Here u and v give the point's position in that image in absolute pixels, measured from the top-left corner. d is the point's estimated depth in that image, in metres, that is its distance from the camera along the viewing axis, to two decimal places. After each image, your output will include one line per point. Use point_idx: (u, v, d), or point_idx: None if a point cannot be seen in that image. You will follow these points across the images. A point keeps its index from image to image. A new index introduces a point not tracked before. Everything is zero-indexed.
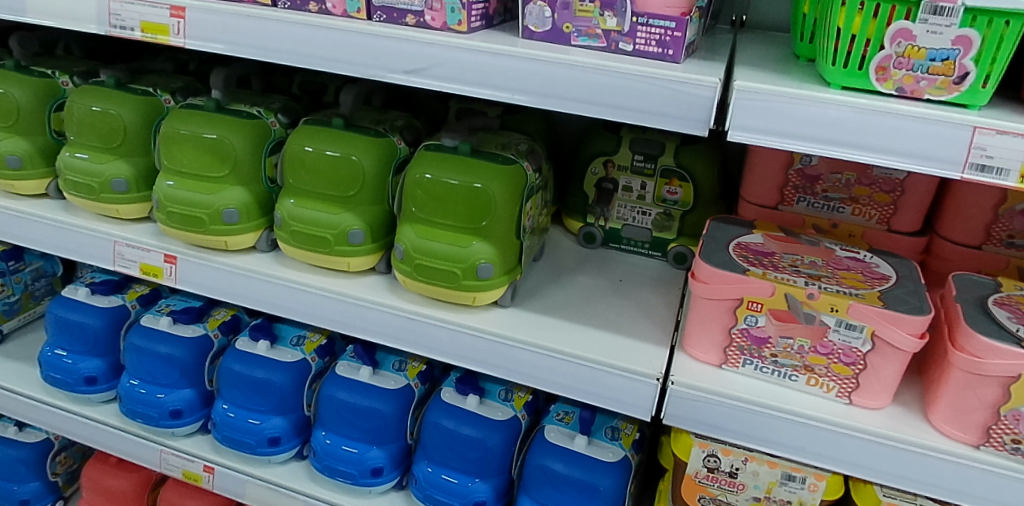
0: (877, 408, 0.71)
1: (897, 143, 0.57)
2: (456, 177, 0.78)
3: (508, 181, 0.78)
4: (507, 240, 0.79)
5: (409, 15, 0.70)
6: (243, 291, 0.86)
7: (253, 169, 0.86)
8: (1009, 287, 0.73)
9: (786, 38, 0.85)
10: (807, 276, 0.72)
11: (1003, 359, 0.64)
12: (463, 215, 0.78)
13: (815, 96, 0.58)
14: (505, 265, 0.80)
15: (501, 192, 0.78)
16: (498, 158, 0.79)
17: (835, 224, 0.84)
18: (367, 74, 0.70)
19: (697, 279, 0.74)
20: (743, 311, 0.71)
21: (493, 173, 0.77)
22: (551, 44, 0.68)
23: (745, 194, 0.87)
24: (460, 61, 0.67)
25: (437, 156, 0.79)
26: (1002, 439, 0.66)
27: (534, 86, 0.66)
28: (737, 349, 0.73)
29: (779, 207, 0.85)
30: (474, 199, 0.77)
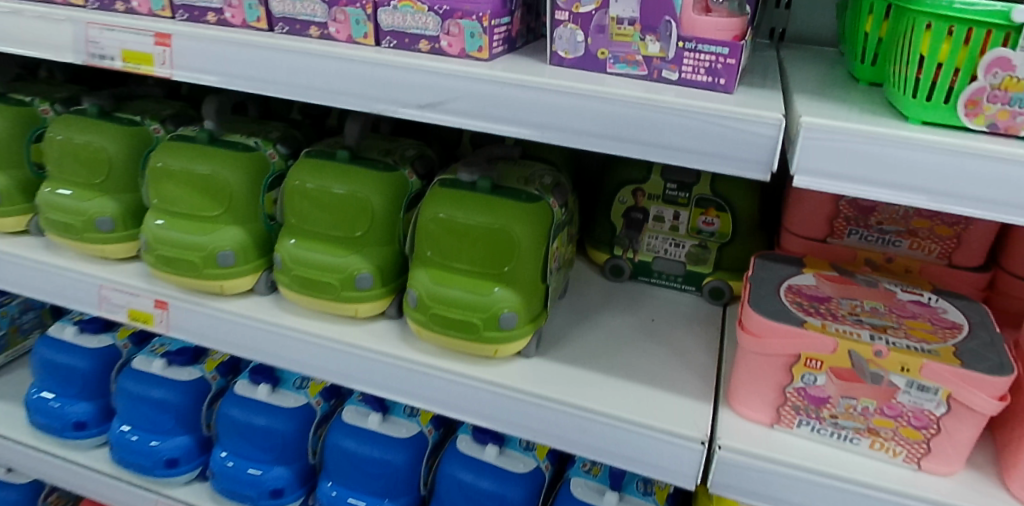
0: (948, 474, 0.64)
1: (987, 192, 0.51)
2: (476, 218, 0.71)
3: (533, 220, 0.71)
4: (532, 285, 0.72)
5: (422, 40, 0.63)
6: (241, 340, 0.79)
7: (251, 207, 0.79)
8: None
9: (834, 54, 0.77)
10: (871, 327, 0.64)
11: None
12: (484, 259, 0.71)
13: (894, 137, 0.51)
14: (530, 312, 0.73)
15: (526, 233, 0.71)
16: (521, 195, 0.72)
17: (890, 259, 0.75)
18: (374, 108, 0.63)
19: (745, 330, 0.66)
20: (800, 369, 0.64)
21: (516, 211, 0.71)
22: (584, 71, 0.61)
23: (789, 225, 0.79)
24: (480, 93, 0.60)
25: (455, 193, 0.72)
26: None
27: (566, 122, 0.58)
28: (791, 409, 0.66)
29: (828, 240, 0.77)
30: (496, 241, 0.70)
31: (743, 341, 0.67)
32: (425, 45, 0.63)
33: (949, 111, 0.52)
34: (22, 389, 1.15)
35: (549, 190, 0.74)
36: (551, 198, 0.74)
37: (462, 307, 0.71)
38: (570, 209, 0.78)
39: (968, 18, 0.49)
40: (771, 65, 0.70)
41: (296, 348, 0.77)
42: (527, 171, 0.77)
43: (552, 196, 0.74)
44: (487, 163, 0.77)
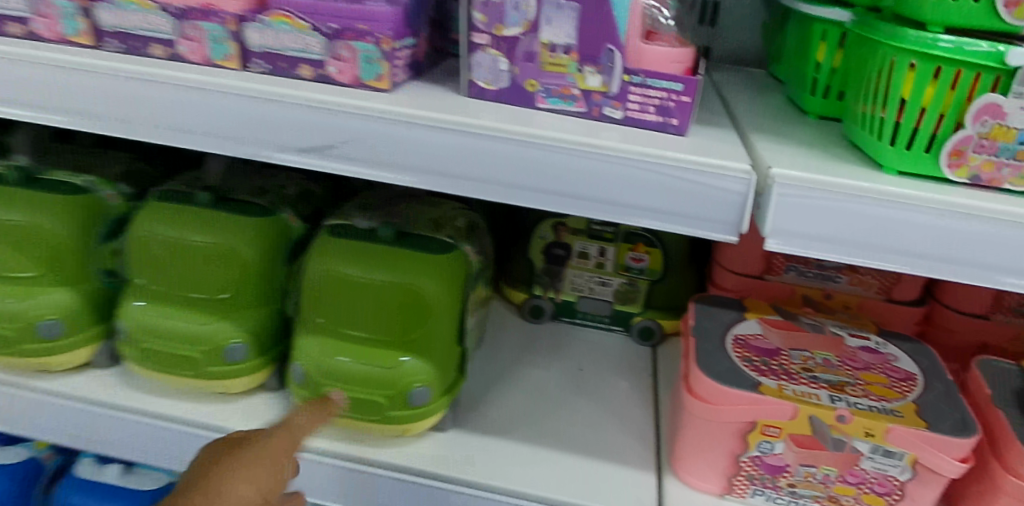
0: None
1: (977, 254, 0.44)
2: (380, 275, 0.60)
3: (447, 275, 0.61)
4: (446, 350, 0.62)
5: (303, 65, 0.51)
6: (77, 432, 0.62)
7: (83, 264, 0.63)
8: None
9: (768, 77, 0.74)
10: (827, 386, 0.58)
11: None
12: (389, 323, 0.60)
13: (869, 192, 0.44)
14: (446, 382, 0.62)
15: (439, 291, 0.60)
16: (431, 245, 0.62)
17: (829, 295, 0.70)
18: (240, 151, 0.49)
19: (693, 395, 0.59)
20: (756, 437, 0.57)
21: (426, 265, 0.60)
22: (509, 106, 0.50)
23: (721, 260, 0.73)
24: (379, 135, 0.48)
25: (351, 245, 0.61)
26: None
27: (490, 170, 0.47)
28: (745, 478, 0.59)
29: (765, 277, 0.71)
30: (403, 301, 0.60)
31: (690, 406, 0.59)
32: (307, 70, 0.51)
33: (931, 162, 0.45)
34: None
35: (462, 234, 0.65)
36: (465, 245, 0.64)
37: (364, 381, 0.60)
38: (486, 254, 0.69)
39: (957, 58, 0.43)
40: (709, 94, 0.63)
41: (150, 439, 0.61)
42: (436, 213, 0.68)
43: (466, 243, 0.65)
44: (389, 208, 0.67)
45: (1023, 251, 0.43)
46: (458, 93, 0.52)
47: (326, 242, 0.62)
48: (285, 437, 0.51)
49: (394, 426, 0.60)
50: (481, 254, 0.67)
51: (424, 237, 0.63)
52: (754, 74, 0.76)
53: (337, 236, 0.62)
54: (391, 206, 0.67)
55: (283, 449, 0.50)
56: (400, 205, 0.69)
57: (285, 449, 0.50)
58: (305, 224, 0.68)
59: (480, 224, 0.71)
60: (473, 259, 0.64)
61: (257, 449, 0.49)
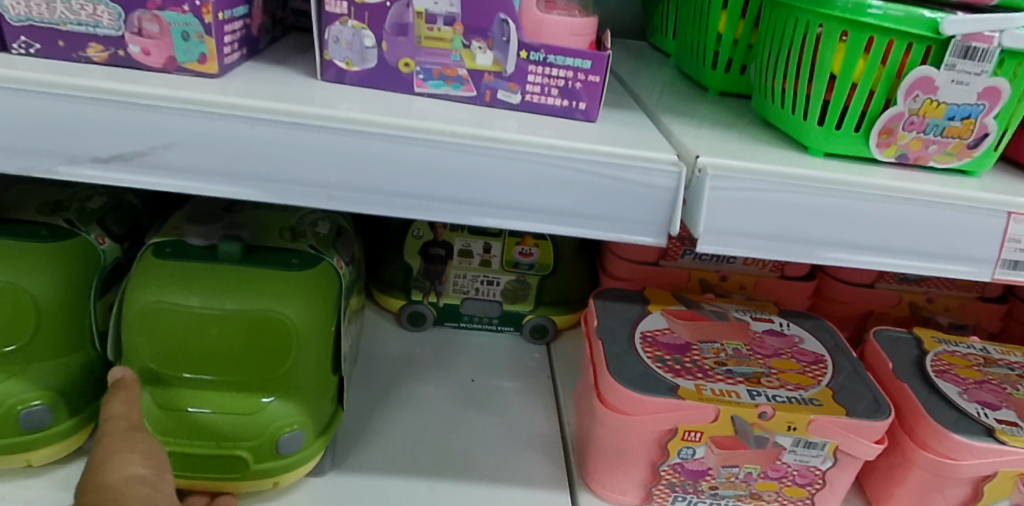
0: None
1: (913, 240, 0.40)
2: (225, 302, 0.48)
3: (311, 294, 0.50)
4: (319, 383, 0.51)
5: (92, 44, 0.39)
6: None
7: None
8: (931, 343, 0.63)
9: (651, 49, 0.70)
10: (743, 380, 0.54)
11: (979, 458, 0.53)
12: (243, 360, 0.49)
13: (802, 180, 0.39)
14: (321, 422, 0.52)
15: (303, 314, 0.49)
16: (289, 260, 0.51)
17: (725, 276, 0.67)
18: (6, 165, 0.36)
19: (607, 405, 0.53)
20: (676, 443, 0.52)
21: (284, 285, 0.49)
22: (380, 92, 0.41)
23: (614, 247, 0.67)
24: (206, 135, 0.36)
25: (186, 267, 0.49)
26: None
27: (361, 175, 0.37)
28: (665, 486, 0.54)
29: (660, 263, 0.67)
30: (260, 333, 0.48)
31: (603, 416, 0.53)
32: (98, 52, 0.39)
33: (860, 142, 0.42)
34: None
35: (327, 242, 0.55)
36: (331, 255, 0.54)
37: (218, 434, 0.48)
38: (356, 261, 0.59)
39: (891, 27, 0.39)
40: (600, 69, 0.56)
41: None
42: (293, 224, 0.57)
43: (331, 252, 0.54)
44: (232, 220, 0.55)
45: (956, 233, 0.41)
46: (312, 77, 0.41)
47: (151, 268, 0.49)
48: (118, 407, 0.42)
49: (265, 483, 0.50)
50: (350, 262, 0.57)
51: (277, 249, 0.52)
52: (635, 46, 0.72)
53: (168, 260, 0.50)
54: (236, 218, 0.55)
55: (126, 417, 0.42)
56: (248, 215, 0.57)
57: (133, 416, 0.42)
58: (119, 244, 0.55)
59: (345, 228, 0.60)
60: (342, 271, 0.54)
61: (117, 425, 0.41)
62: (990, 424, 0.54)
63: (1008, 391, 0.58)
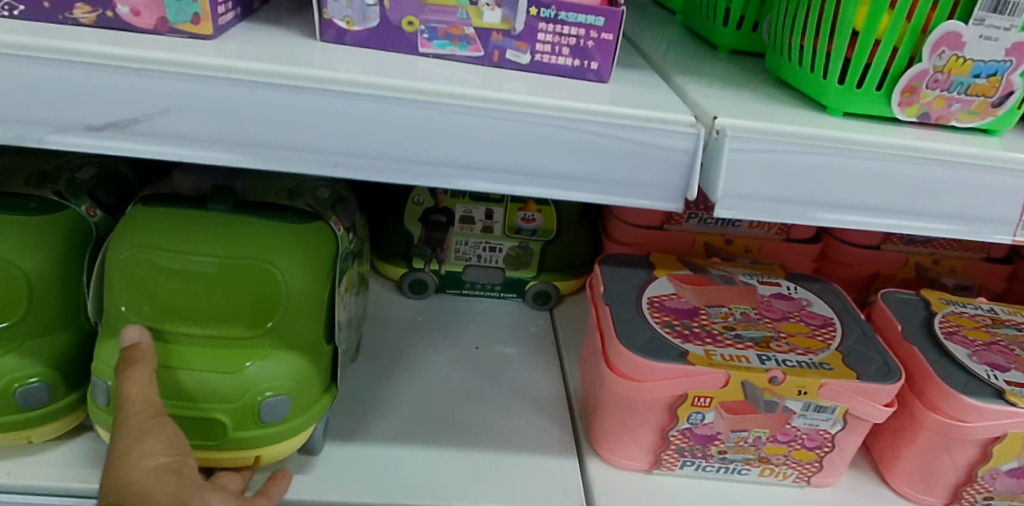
0: (830, 484, 0.57)
1: (938, 202, 0.39)
2: (217, 250, 0.47)
3: (308, 250, 0.49)
4: (313, 346, 0.50)
5: (78, 4, 0.37)
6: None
7: None
8: (939, 304, 0.63)
9: (655, 7, 0.68)
10: (752, 344, 0.53)
11: (989, 420, 0.52)
12: (235, 316, 0.47)
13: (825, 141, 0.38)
14: (314, 389, 0.50)
15: (300, 270, 0.48)
16: (288, 216, 0.50)
17: (729, 240, 0.67)
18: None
19: (616, 372, 0.52)
20: (686, 409, 0.51)
21: (281, 237, 0.48)
22: (382, 53, 0.39)
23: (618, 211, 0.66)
24: (203, 101, 0.34)
25: (177, 219, 0.48)
26: (973, 498, 0.56)
27: (366, 142, 0.36)
28: (674, 451, 0.54)
29: (665, 227, 0.66)
30: (253, 285, 0.47)
31: (613, 383, 0.52)
32: (84, 12, 0.37)
33: (881, 101, 0.40)
34: None
35: (326, 206, 0.53)
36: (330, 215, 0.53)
37: (201, 396, 0.46)
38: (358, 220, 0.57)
39: None
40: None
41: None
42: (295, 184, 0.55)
43: (332, 212, 0.53)
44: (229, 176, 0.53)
45: (981, 193, 0.39)
46: (311, 38, 0.39)
47: (141, 220, 0.47)
48: (136, 387, 0.43)
49: (252, 453, 0.48)
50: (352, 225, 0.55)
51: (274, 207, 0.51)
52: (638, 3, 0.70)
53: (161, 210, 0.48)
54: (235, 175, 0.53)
55: (147, 400, 0.42)
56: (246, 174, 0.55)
57: (154, 399, 0.43)
58: (114, 215, 0.53)
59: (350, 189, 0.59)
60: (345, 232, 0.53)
61: (138, 410, 0.42)
62: (1000, 386, 0.54)
63: (1016, 352, 0.58)
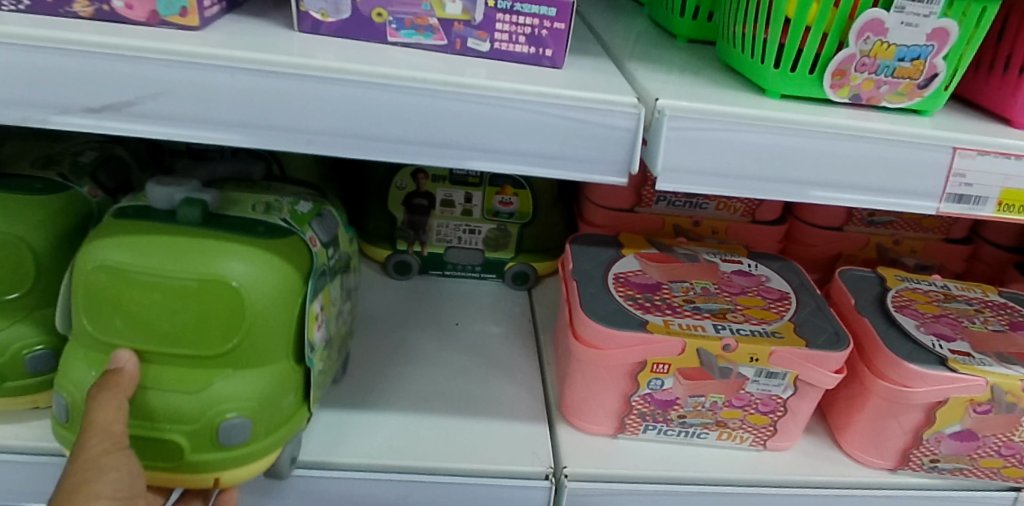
0: (786, 448, 0.61)
1: (866, 177, 0.43)
2: (178, 266, 0.45)
3: (270, 267, 0.47)
4: (274, 369, 0.49)
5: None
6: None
7: None
8: (894, 281, 0.66)
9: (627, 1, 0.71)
10: (710, 315, 0.57)
11: (932, 385, 0.56)
12: (192, 334, 0.46)
13: (760, 119, 0.41)
14: (275, 413, 0.49)
15: (262, 291, 0.46)
16: (258, 232, 0.49)
17: (697, 222, 0.70)
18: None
19: (581, 341, 0.56)
20: (645, 375, 0.55)
21: (245, 251, 0.46)
22: (353, 42, 0.42)
23: (591, 195, 0.70)
24: (191, 85, 0.38)
25: (142, 231, 0.46)
26: (921, 461, 0.60)
27: (337, 123, 0.39)
28: (637, 416, 0.58)
29: (636, 210, 0.69)
30: (214, 306, 0.45)
31: (579, 352, 0.56)
32: (83, 7, 0.40)
33: (815, 84, 0.44)
34: None
35: (303, 219, 0.52)
36: (304, 231, 0.51)
37: (155, 414, 0.46)
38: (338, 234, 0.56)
39: None
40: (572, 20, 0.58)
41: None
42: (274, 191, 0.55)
43: (309, 229, 0.52)
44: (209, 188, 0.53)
45: (908, 168, 0.43)
46: (290, 29, 0.43)
47: (105, 232, 0.47)
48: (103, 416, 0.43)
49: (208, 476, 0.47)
50: (331, 243, 0.54)
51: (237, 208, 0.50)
52: None
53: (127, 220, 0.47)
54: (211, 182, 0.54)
55: (110, 430, 0.44)
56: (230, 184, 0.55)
57: (117, 428, 0.44)
58: (112, 197, 0.57)
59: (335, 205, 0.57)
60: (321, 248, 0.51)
61: (100, 443, 0.43)
62: (944, 354, 0.57)
63: (964, 324, 0.62)
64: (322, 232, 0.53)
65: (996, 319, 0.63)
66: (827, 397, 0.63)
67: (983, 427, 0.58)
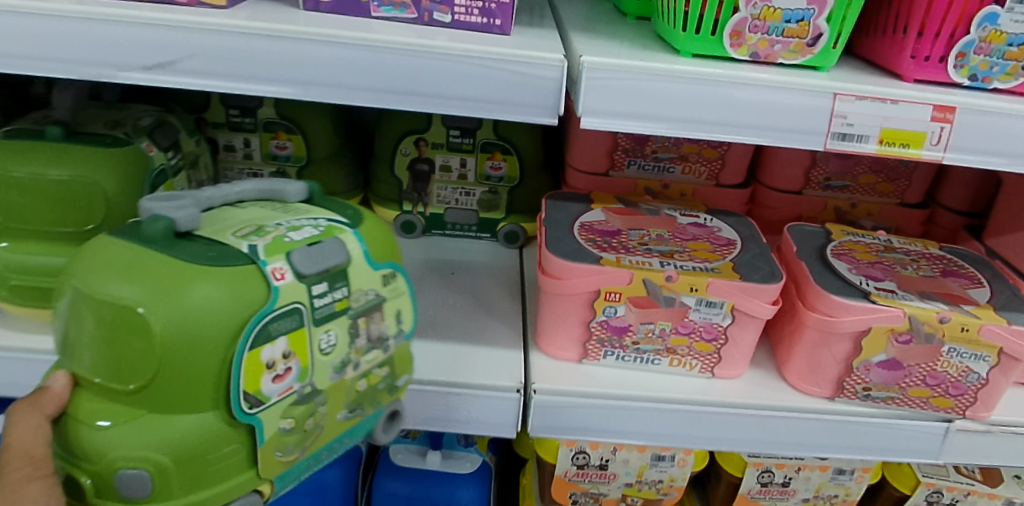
0: (734, 377, 0.69)
1: (757, 119, 0.52)
2: (111, 289, 0.42)
3: (219, 288, 0.43)
4: (203, 421, 0.44)
5: None
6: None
7: None
8: (839, 234, 0.75)
9: None
10: (659, 254, 0.66)
11: (855, 315, 0.64)
12: (125, 366, 0.43)
13: (666, 72, 0.50)
14: (201, 468, 0.45)
15: (185, 323, 0.42)
16: (216, 254, 0.44)
17: (666, 185, 0.79)
18: (80, 73, 0.50)
19: (546, 274, 0.65)
20: (601, 303, 0.65)
21: (188, 276, 0.43)
22: (344, 17, 0.54)
23: (571, 161, 0.80)
24: (217, 49, 0.50)
25: (103, 248, 0.44)
26: (854, 389, 0.67)
27: (329, 80, 0.51)
28: (597, 342, 0.67)
29: (610, 173, 0.79)
30: (138, 338, 0.42)
31: (546, 285, 0.66)
32: None
33: (717, 43, 0.53)
34: None
35: (282, 250, 0.46)
36: (273, 261, 0.45)
37: (85, 447, 0.44)
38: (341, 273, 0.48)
39: None
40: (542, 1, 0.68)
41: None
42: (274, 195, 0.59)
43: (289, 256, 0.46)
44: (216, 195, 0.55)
45: (794, 111, 0.52)
46: (295, 7, 0.55)
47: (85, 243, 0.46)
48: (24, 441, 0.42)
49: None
50: (325, 280, 0.47)
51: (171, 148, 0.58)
52: None
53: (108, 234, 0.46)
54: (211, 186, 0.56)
55: (32, 456, 0.42)
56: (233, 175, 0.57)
57: (38, 453, 0.43)
58: (164, 154, 0.69)
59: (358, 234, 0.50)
60: (297, 286, 0.45)
61: (20, 468, 0.42)
62: (868, 290, 0.65)
63: (895, 269, 0.70)
64: (308, 268, 0.46)
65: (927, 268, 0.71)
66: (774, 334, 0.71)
67: (906, 355, 0.65)
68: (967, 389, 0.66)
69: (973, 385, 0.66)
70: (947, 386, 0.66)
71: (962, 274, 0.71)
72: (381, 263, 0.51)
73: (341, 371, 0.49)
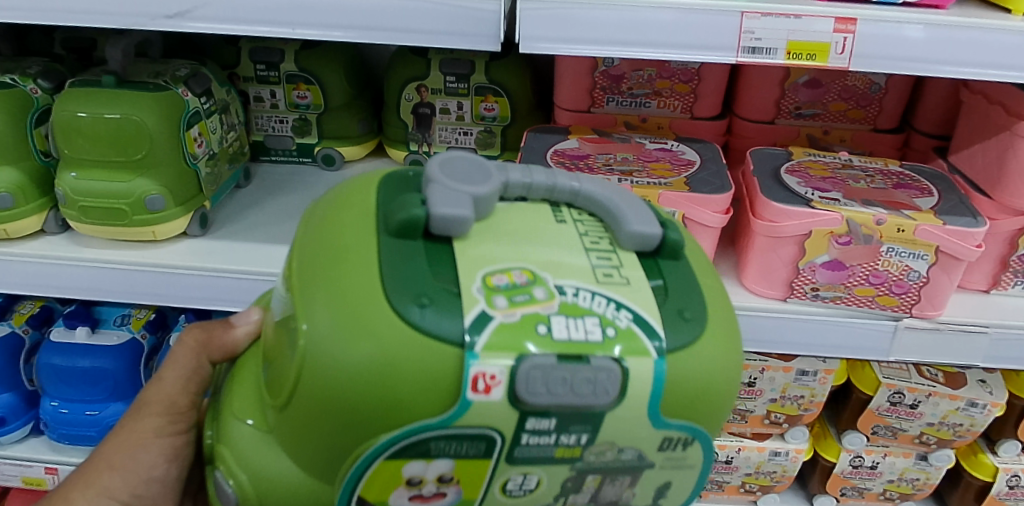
0: (775, 293, 1.57)
1: None
2: (332, 323, 0.71)
3: (433, 346, 0.70)
4: (308, 481, 0.78)
5: (474, 177, 0.82)
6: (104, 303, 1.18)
7: (146, 134, 1.58)
8: (800, 154, 1.67)
9: None
10: (809, 204, 1.46)
11: (797, 224, 1.45)
12: (303, 411, 0.74)
13: None
14: None
15: (330, 374, 0.70)
16: (411, 355, 0.70)
17: (645, 119, 1.81)
18: (439, 225, 0.78)
19: (762, 220, 1.49)
20: (815, 238, 1.46)
21: (431, 348, 0.70)
22: (606, 199, 0.86)
23: (564, 104, 1.81)
24: (480, 198, 0.81)
25: (351, 279, 0.73)
26: (807, 293, 1.54)
27: (598, 215, 0.87)
28: (802, 280, 1.52)
29: (594, 107, 1.80)
30: (328, 392, 0.71)
31: (765, 219, 1.49)
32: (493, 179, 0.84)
33: None
34: (59, 281, 1.66)
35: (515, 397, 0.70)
36: (484, 368, 0.69)
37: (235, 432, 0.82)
38: (578, 415, 0.71)
39: None
40: (545, 12, 1.22)
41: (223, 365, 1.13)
42: (635, 247, 0.83)
43: (539, 352, 0.70)
44: (573, 219, 0.86)
45: None
46: (571, 188, 0.86)
47: (390, 215, 0.79)
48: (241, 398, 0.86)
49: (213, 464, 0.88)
50: (554, 418, 0.71)
51: (458, 194, 0.80)
52: None
53: (411, 214, 0.77)
54: (575, 195, 0.87)
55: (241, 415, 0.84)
56: (573, 242, 0.82)
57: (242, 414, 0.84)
58: None
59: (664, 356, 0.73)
60: (517, 412, 0.70)
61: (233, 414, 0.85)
62: (809, 200, 1.47)
63: (847, 183, 1.55)
64: (524, 393, 0.69)
65: (882, 182, 1.57)
66: (771, 257, 1.52)
67: (849, 253, 1.46)
68: (909, 282, 1.48)
69: (917, 280, 1.48)
70: (893, 275, 1.48)
71: (916, 186, 1.56)
72: (665, 422, 0.74)
73: (525, 505, 0.79)
